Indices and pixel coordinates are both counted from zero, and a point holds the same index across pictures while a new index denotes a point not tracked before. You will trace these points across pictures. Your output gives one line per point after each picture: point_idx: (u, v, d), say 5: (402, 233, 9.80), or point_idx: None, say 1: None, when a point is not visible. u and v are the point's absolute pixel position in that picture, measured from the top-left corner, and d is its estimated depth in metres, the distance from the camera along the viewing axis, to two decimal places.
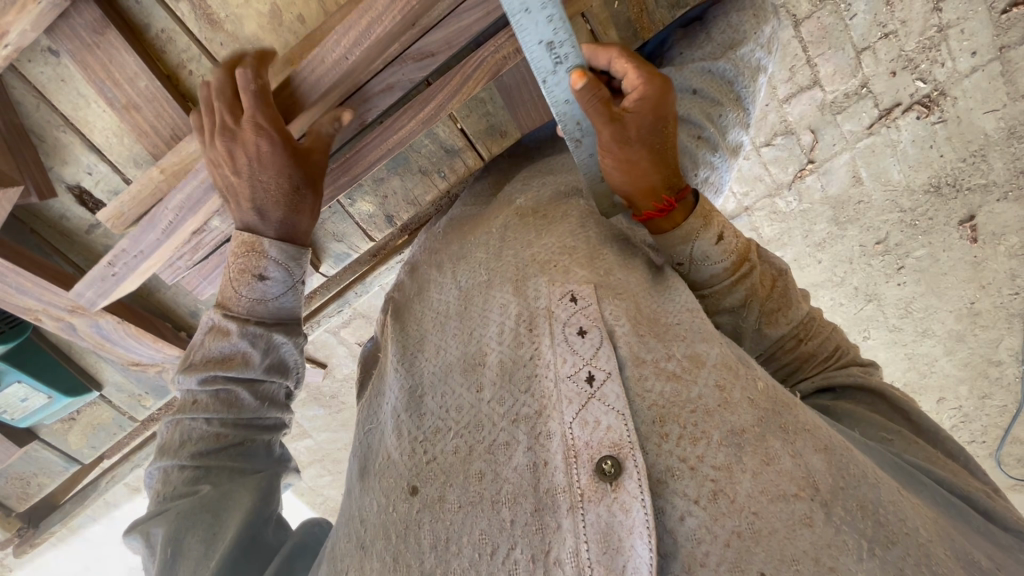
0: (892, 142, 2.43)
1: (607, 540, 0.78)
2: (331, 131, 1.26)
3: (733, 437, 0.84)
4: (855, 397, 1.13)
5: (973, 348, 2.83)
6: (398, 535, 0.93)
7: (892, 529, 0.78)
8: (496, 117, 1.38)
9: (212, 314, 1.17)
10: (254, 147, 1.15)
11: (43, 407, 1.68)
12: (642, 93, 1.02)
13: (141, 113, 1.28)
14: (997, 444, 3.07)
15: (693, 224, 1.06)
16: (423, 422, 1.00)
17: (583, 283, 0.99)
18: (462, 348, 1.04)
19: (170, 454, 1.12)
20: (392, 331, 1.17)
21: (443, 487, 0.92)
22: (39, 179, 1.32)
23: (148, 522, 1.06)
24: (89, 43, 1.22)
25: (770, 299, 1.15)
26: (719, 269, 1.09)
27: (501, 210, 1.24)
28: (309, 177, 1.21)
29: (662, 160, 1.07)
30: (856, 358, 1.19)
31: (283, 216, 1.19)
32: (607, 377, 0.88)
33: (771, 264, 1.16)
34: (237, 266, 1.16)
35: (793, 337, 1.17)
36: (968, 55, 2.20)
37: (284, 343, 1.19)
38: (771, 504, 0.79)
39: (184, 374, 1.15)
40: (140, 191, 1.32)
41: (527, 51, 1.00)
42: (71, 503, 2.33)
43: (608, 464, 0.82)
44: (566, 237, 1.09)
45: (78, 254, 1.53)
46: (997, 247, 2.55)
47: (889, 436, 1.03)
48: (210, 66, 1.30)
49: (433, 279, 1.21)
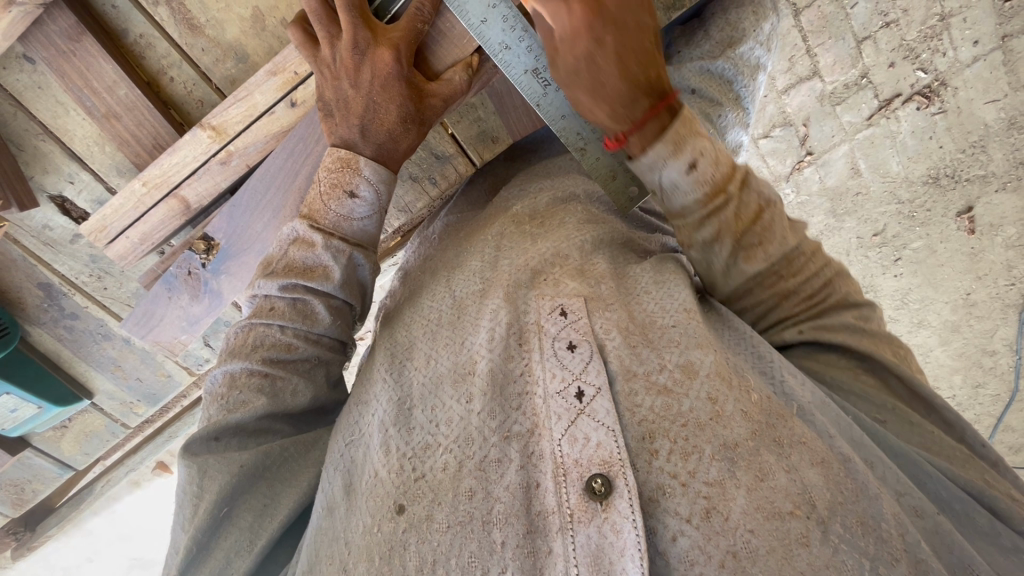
0: (891, 133, 2.40)
1: (598, 563, 0.77)
2: (465, 78, 1.13)
3: (726, 452, 0.82)
4: (844, 351, 1.03)
5: (969, 339, 2.77)
6: (381, 558, 0.85)
7: (893, 545, 0.78)
8: (487, 123, 1.40)
9: (297, 224, 1.03)
10: (382, 63, 1.04)
11: (33, 417, 1.65)
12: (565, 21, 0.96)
13: (122, 122, 1.27)
14: (990, 432, 2.93)
15: (660, 152, 0.96)
16: (412, 437, 0.93)
17: (573, 296, 0.97)
18: (452, 360, 0.98)
19: (242, 356, 0.99)
20: (381, 340, 1.10)
21: (432, 505, 0.86)
22: (20, 190, 1.29)
23: (211, 458, 0.93)
24: (66, 50, 1.20)
25: (751, 230, 0.99)
26: (692, 200, 0.98)
27: (497, 217, 1.20)
28: (423, 109, 1.08)
29: (610, 86, 0.97)
30: (848, 299, 1.03)
31: (383, 140, 1.05)
32: (596, 393, 0.87)
33: (761, 193, 1.00)
34: (328, 180, 1.03)
35: (775, 272, 1.01)
36: (970, 44, 2.17)
37: (361, 262, 1.05)
38: (767, 522, 0.78)
39: (264, 280, 1.01)
40: (124, 204, 1.29)
41: (516, 81, 1.12)
42: (67, 507, 2.33)
43: (599, 482, 0.80)
44: (562, 243, 1.07)
45: (63, 262, 1.51)
46: (995, 239, 2.51)
47: (881, 416, 0.98)
48: (191, 72, 1.28)
49: (427, 283, 1.15)
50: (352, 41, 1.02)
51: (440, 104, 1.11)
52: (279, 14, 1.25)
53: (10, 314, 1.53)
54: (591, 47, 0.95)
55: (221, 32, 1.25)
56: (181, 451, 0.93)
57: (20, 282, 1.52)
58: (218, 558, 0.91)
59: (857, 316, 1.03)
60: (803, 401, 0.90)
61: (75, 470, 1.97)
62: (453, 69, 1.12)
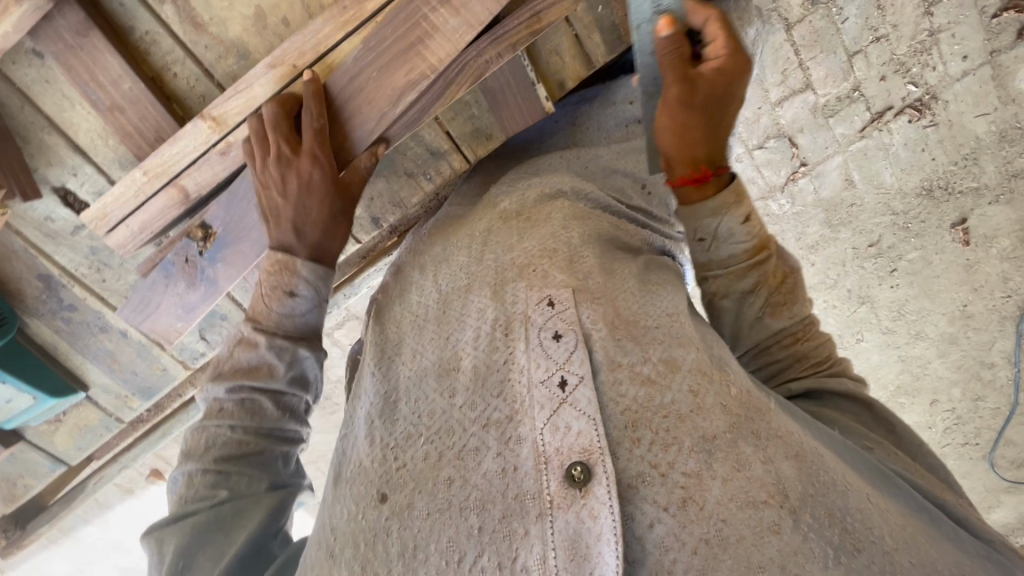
0: (883, 146, 2.43)
1: (575, 547, 0.77)
2: (369, 166, 1.26)
3: (703, 444, 0.83)
4: (840, 406, 1.10)
5: (966, 351, 2.77)
6: (366, 543, 0.86)
7: (858, 538, 0.78)
8: (480, 120, 1.40)
9: (242, 326, 1.14)
10: (305, 173, 1.17)
11: (28, 408, 1.68)
12: (721, 63, 1.04)
13: (125, 115, 1.31)
14: (990, 446, 2.97)
15: (724, 199, 1.07)
16: (396, 428, 0.95)
17: (561, 287, 0.99)
18: (437, 354, 1.00)
19: (195, 457, 1.06)
20: (370, 337, 1.11)
21: (411, 494, 0.87)
22: (24, 181, 1.33)
23: (167, 529, 1.02)
24: (74, 45, 1.24)
25: (777, 291, 1.14)
26: (740, 249, 1.11)
27: (482, 214, 1.22)
28: (348, 204, 1.21)
29: (714, 130, 1.07)
30: (846, 370, 1.15)
31: (318, 238, 1.17)
32: (579, 382, 0.87)
33: (786, 261, 1.17)
34: (270, 282, 1.14)
35: (792, 334, 1.14)
36: (959, 59, 2.19)
37: (306, 355, 1.14)
38: (739, 511, 0.79)
39: (213, 383, 1.10)
40: (123, 194, 1.33)
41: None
42: (58, 506, 2.31)
43: (577, 469, 0.81)
44: (547, 240, 1.09)
45: (64, 254, 1.54)
46: (989, 250, 2.53)
47: (869, 444, 1.00)
48: (194, 68, 1.33)
49: (412, 279, 1.17)
50: (279, 156, 1.19)
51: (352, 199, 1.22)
52: (280, 13, 1.30)
53: (9, 304, 1.56)
54: (723, 97, 1.05)
55: (224, 30, 1.30)
56: (145, 533, 1.04)
57: (21, 273, 1.55)
58: None
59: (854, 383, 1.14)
60: (779, 407, 0.92)
61: (67, 466, 1.97)
62: (361, 159, 1.25)
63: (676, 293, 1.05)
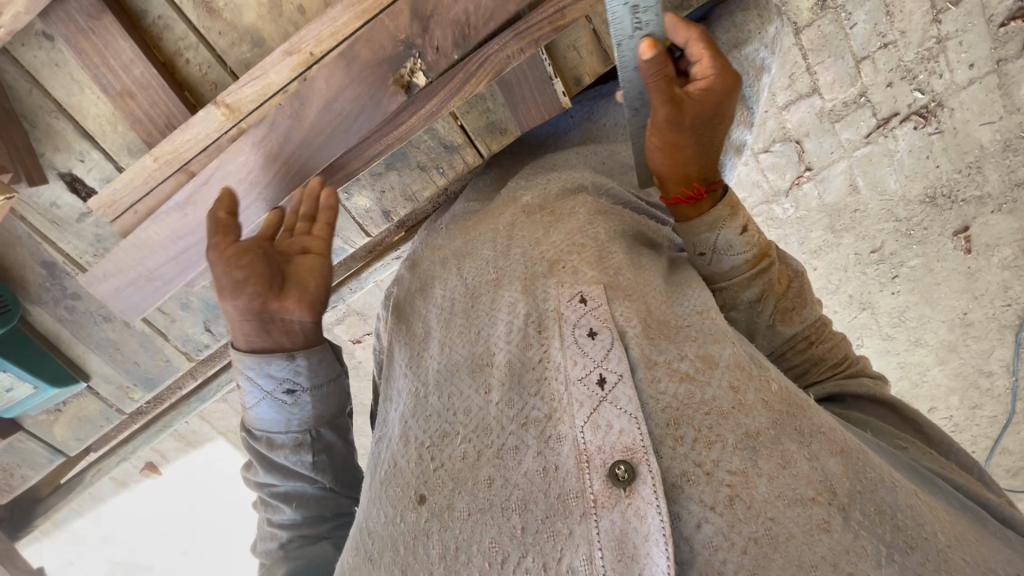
0: (889, 152, 2.41)
1: (622, 548, 0.75)
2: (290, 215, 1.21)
3: (747, 441, 0.82)
4: (866, 409, 1.12)
5: (966, 359, 2.78)
6: (405, 547, 0.86)
7: (911, 534, 0.77)
8: (496, 115, 1.37)
9: None
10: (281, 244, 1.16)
11: (28, 398, 1.65)
12: (710, 83, 0.99)
13: (136, 100, 1.29)
14: (986, 454, 2.97)
15: (719, 214, 1.06)
16: (429, 425, 0.94)
17: (592, 284, 0.97)
18: (468, 349, 0.99)
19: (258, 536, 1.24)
20: (395, 332, 1.11)
21: (452, 494, 0.86)
22: (30, 165, 1.31)
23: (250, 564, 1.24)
24: (83, 26, 1.23)
25: (785, 296, 1.15)
26: (741, 260, 1.07)
27: (506, 207, 1.21)
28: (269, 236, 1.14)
29: (706, 148, 1.05)
30: (866, 369, 1.17)
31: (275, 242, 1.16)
32: (618, 380, 0.86)
33: (789, 265, 1.16)
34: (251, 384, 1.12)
35: (805, 338, 1.16)
36: (966, 67, 2.20)
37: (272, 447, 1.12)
38: (788, 509, 0.77)
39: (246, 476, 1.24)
40: (133, 179, 1.32)
41: (610, 10, 0.97)
42: (54, 497, 2.28)
43: (622, 468, 0.79)
44: (575, 234, 1.07)
45: (67, 241, 1.51)
46: (991, 259, 2.54)
47: (903, 443, 1.01)
48: (207, 54, 1.31)
49: (438, 271, 1.15)
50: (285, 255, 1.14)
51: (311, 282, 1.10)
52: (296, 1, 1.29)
53: (11, 290, 1.54)
54: (714, 117, 1.02)
55: (239, 16, 1.29)
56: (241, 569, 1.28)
57: (25, 259, 1.53)
58: None
59: (875, 382, 1.16)
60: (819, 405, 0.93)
61: (66, 456, 1.94)
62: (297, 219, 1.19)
63: (705, 290, 1.04)
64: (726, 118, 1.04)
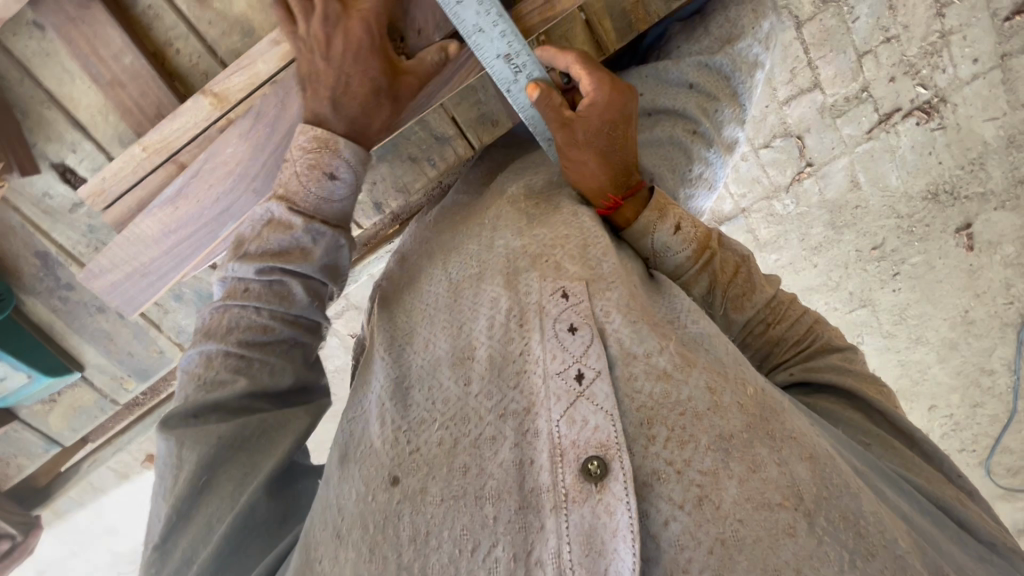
0: (891, 147, 2.38)
1: (590, 541, 0.76)
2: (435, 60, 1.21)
3: (721, 442, 0.81)
4: (833, 390, 1.07)
5: (967, 357, 2.77)
6: (375, 526, 0.85)
7: (873, 541, 0.76)
8: (487, 107, 1.42)
9: (272, 205, 1.09)
10: (352, 32, 1.12)
11: (22, 388, 1.66)
12: (592, 98, 1.07)
13: (127, 90, 1.29)
14: (987, 453, 2.95)
15: (648, 216, 1.10)
16: (409, 411, 0.94)
17: (574, 279, 0.96)
18: (450, 343, 0.98)
19: (202, 378, 1.02)
20: (378, 319, 1.09)
21: (425, 479, 0.86)
22: (21, 154, 1.33)
23: (188, 430, 0.98)
24: (72, 17, 1.25)
25: (733, 284, 1.13)
26: (682, 258, 1.11)
27: (494, 200, 1.20)
28: (396, 85, 1.17)
29: (613, 156, 1.11)
30: (830, 344, 1.12)
31: (355, 113, 1.13)
32: (596, 376, 0.86)
33: (734, 251, 1.15)
34: (306, 161, 1.10)
35: (761, 320, 1.13)
36: (969, 62, 2.17)
37: (342, 241, 1.12)
38: (756, 513, 0.77)
39: (238, 261, 1.06)
40: (122, 168, 1.31)
41: (489, 66, 1.14)
42: (52, 486, 2.30)
43: (594, 464, 0.79)
44: (561, 227, 1.07)
45: (59, 231, 1.51)
46: (993, 256, 2.52)
47: (866, 439, 0.99)
48: (197, 44, 1.31)
49: (424, 266, 1.15)
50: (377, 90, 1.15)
51: (415, 82, 1.19)
52: None
53: (5, 280, 1.55)
54: (608, 126, 1.09)
55: (229, 6, 1.28)
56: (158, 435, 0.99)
57: (18, 249, 1.53)
58: (200, 525, 0.94)
59: (843, 358, 1.10)
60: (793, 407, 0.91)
61: (62, 446, 1.96)
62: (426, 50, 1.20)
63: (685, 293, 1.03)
64: (626, 122, 1.11)
